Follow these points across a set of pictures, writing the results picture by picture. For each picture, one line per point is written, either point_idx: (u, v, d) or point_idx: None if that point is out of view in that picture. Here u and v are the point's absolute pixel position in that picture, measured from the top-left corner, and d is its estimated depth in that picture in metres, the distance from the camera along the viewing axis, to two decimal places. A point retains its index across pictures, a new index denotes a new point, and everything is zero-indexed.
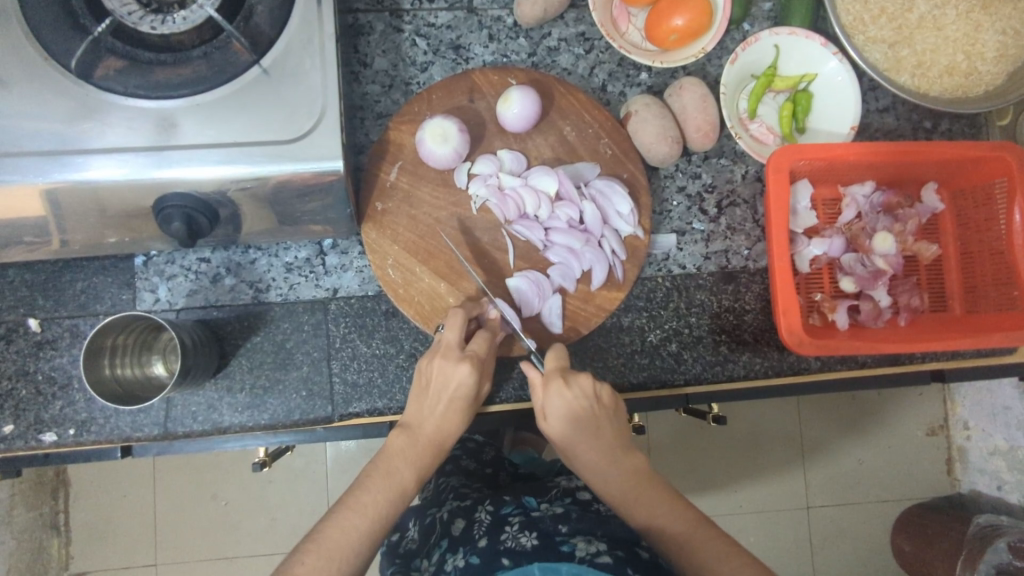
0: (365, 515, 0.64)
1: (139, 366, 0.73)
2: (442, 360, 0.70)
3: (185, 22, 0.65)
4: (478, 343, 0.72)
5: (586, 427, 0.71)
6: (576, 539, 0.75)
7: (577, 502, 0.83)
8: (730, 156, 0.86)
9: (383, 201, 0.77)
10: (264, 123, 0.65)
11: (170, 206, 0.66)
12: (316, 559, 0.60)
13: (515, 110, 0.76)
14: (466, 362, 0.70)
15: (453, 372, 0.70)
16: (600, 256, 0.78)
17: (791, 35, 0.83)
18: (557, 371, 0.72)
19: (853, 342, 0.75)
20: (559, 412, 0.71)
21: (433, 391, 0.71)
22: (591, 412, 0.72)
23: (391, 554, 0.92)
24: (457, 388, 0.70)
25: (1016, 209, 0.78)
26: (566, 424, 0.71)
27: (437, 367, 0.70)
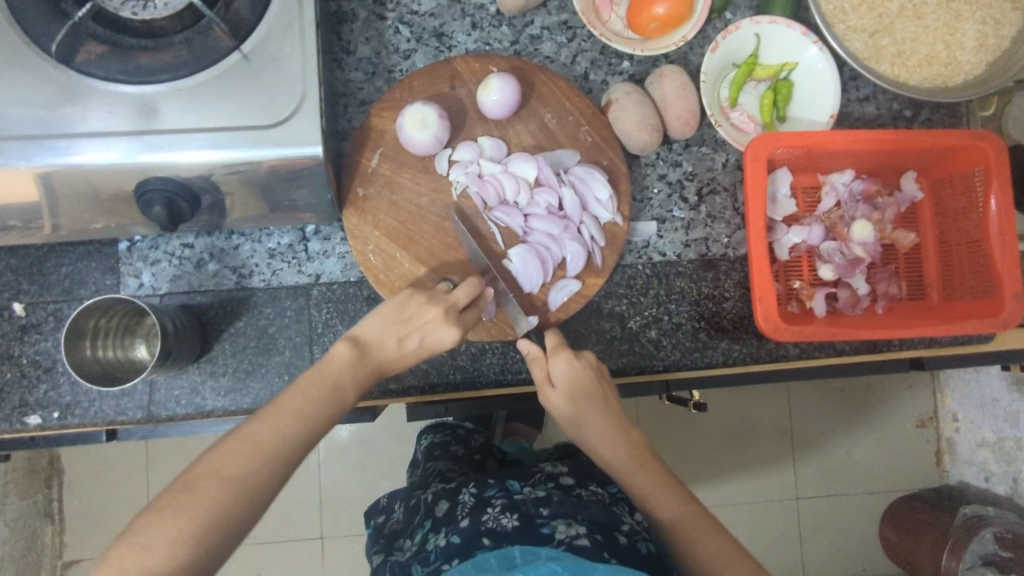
0: (305, 427, 0.62)
1: (122, 349, 0.74)
2: (442, 308, 0.71)
3: (166, 8, 0.66)
4: (473, 314, 0.74)
5: (594, 396, 0.72)
6: (557, 521, 0.76)
7: (559, 487, 0.84)
8: (711, 144, 0.86)
9: (364, 187, 0.78)
10: (243, 107, 0.65)
11: (152, 190, 0.67)
12: (250, 460, 0.57)
13: (496, 97, 0.76)
14: (456, 327, 0.71)
15: (440, 331, 0.71)
16: (579, 242, 0.79)
17: (771, 23, 0.83)
18: (561, 345, 0.73)
19: (830, 329, 0.76)
20: (568, 379, 0.72)
21: (412, 330, 0.71)
22: (596, 383, 0.73)
23: (375, 535, 0.93)
24: (435, 340, 0.71)
25: (993, 198, 0.78)
26: (572, 393, 0.72)
27: (434, 312, 0.71)
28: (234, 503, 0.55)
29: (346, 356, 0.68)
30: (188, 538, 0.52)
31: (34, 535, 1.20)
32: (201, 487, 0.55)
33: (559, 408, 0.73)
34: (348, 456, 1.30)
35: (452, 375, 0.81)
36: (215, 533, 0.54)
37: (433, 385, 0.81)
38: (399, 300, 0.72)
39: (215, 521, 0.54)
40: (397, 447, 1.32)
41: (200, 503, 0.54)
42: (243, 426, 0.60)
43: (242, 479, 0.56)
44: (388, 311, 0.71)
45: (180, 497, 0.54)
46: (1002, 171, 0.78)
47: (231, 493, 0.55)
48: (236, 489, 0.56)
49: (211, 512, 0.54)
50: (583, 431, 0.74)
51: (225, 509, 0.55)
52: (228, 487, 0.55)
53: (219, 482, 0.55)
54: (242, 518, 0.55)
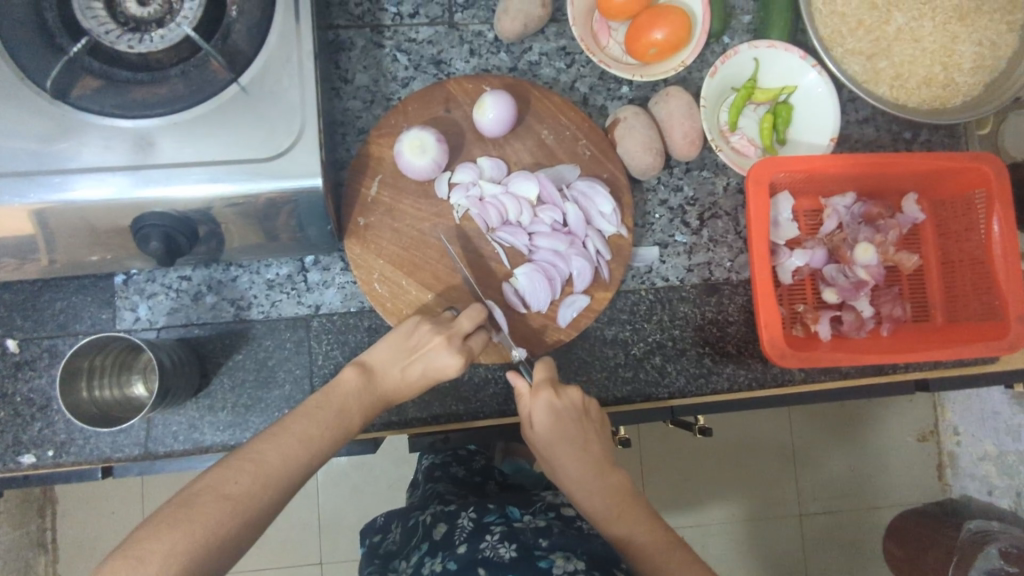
0: (306, 462, 0.60)
1: (118, 386, 0.72)
2: (445, 337, 0.70)
3: (162, 40, 0.66)
4: (477, 342, 0.72)
5: (570, 437, 0.73)
6: (556, 554, 0.74)
7: (560, 518, 0.82)
8: (712, 168, 0.86)
9: (365, 216, 0.77)
10: (240, 139, 0.64)
11: (148, 226, 0.66)
12: (253, 480, 0.56)
13: (495, 115, 0.76)
14: (458, 357, 0.70)
15: (442, 357, 0.70)
16: (585, 257, 0.78)
17: (770, 48, 0.83)
18: (546, 380, 0.73)
19: (836, 355, 0.75)
20: (545, 418, 0.72)
21: (414, 359, 0.70)
22: (578, 421, 0.73)
23: (371, 555, 0.90)
24: (436, 368, 0.70)
25: (996, 221, 0.78)
26: (552, 435, 0.72)
27: (438, 339, 0.70)
28: (235, 521, 0.53)
29: (354, 381, 0.68)
30: (180, 555, 0.50)
31: (26, 567, 1.17)
32: (200, 502, 0.53)
33: (541, 448, 0.74)
34: (348, 482, 1.28)
35: (456, 406, 0.80)
36: (209, 553, 0.51)
37: (436, 416, 0.79)
38: (407, 327, 0.72)
39: (213, 541, 0.52)
40: (398, 471, 1.30)
41: (199, 518, 0.52)
42: (249, 446, 0.59)
43: (244, 497, 0.55)
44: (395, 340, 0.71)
45: (177, 513, 0.52)
46: (1004, 193, 0.78)
47: (231, 510, 0.54)
48: (236, 507, 0.54)
49: (211, 530, 0.52)
50: (561, 470, 0.74)
51: (224, 525, 0.53)
52: (226, 504, 0.54)
53: (221, 498, 0.54)
54: (240, 539, 0.54)
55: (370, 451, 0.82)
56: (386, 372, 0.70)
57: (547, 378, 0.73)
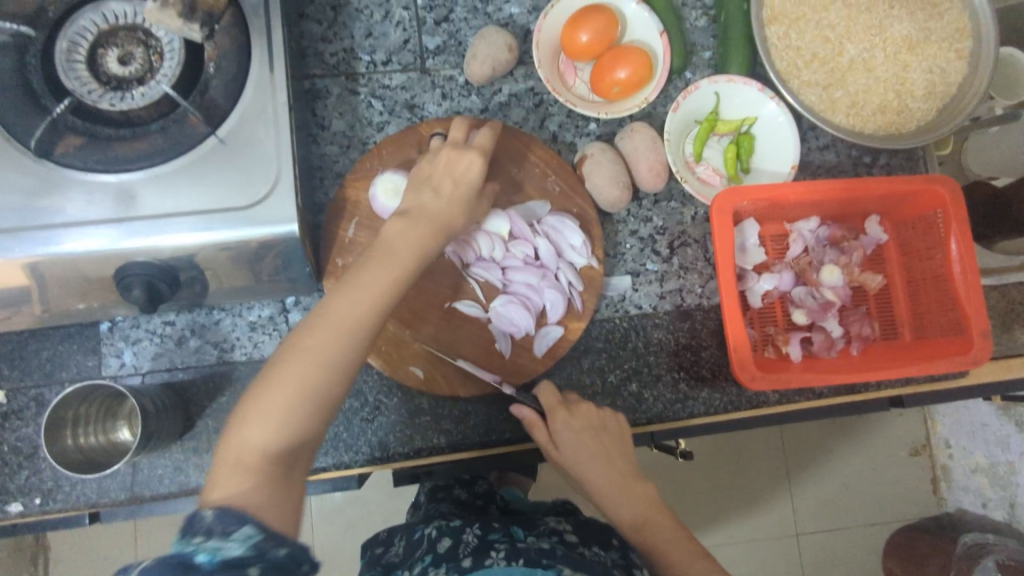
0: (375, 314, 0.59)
1: (103, 432, 0.73)
2: (450, 150, 0.72)
3: (143, 98, 0.70)
4: (484, 139, 0.74)
5: (590, 453, 0.75)
6: (561, 568, 0.76)
7: (563, 542, 0.83)
8: (679, 198, 0.89)
9: (343, 257, 0.79)
10: (219, 190, 0.67)
11: (130, 275, 0.68)
12: (326, 333, 0.57)
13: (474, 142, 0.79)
14: (475, 155, 0.71)
15: (462, 160, 0.71)
16: (558, 288, 0.81)
17: (728, 81, 0.87)
18: (556, 403, 0.77)
19: (806, 376, 0.77)
20: (566, 436, 0.75)
21: (434, 177, 0.70)
22: (598, 436, 0.76)
23: (371, 565, 0.90)
24: (466, 172, 0.70)
25: (954, 241, 0.81)
26: (574, 452, 0.75)
27: (445, 154, 0.71)
28: (323, 372, 0.56)
29: (397, 226, 0.65)
30: (285, 411, 0.54)
31: None
32: (286, 364, 0.55)
33: (564, 466, 0.77)
34: (342, 516, 1.29)
35: (436, 439, 0.81)
36: (305, 406, 0.55)
37: (418, 450, 0.80)
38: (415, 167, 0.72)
39: (303, 397, 0.55)
40: (392, 502, 1.30)
41: (287, 378, 0.55)
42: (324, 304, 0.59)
43: (322, 350, 0.56)
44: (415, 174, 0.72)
45: (273, 372, 0.55)
46: (959, 213, 0.81)
47: (316, 363, 0.56)
48: (320, 359, 0.56)
49: (300, 386, 0.55)
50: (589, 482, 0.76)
51: (310, 378, 0.55)
52: (309, 359, 0.56)
53: (300, 352, 0.56)
54: (333, 387, 0.56)
55: (354, 486, 0.81)
56: (423, 203, 0.68)
57: (557, 400, 0.77)
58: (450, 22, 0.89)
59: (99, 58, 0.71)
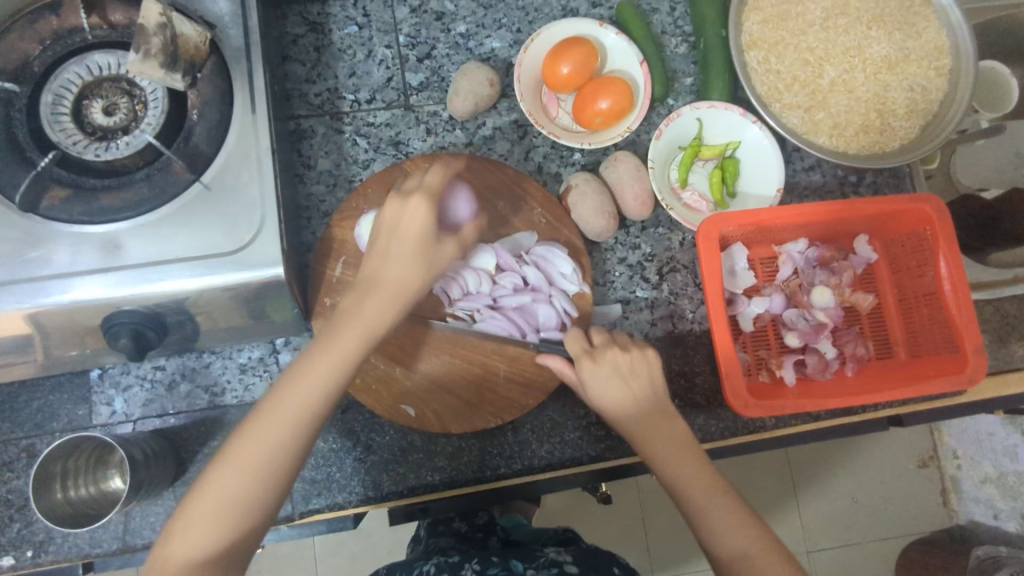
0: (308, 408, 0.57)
1: (93, 482, 0.73)
2: (394, 202, 0.66)
3: (127, 146, 0.71)
4: (433, 180, 0.67)
5: (627, 390, 0.69)
6: None
7: (564, 573, 0.83)
8: (667, 225, 0.89)
9: (331, 296, 0.79)
10: (203, 236, 0.67)
11: (118, 324, 0.68)
12: (263, 429, 0.56)
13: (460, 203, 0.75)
14: (422, 200, 0.65)
15: (408, 211, 0.65)
16: (551, 311, 0.80)
17: (710, 108, 0.88)
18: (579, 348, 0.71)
19: (799, 401, 0.77)
20: (598, 385, 0.69)
21: (387, 233, 0.65)
22: (629, 383, 0.69)
23: None
24: (414, 223, 0.64)
25: (943, 259, 0.81)
26: (609, 390, 0.69)
27: (390, 208, 0.65)
28: (244, 477, 0.55)
29: (350, 297, 0.63)
30: (213, 514, 0.54)
31: None
32: (215, 475, 0.55)
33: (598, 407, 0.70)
34: (343, 551, 1.27)
35: (431, 477, 0.80)
36: (232, 510, 0.54)
37: (411, 488, 0.80)
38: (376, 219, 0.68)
39: (231, 503, 0.54)
40: (394, 535, 1.29)
41: (218, 481, 0.54)
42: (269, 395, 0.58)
43: (255, 449, 0.55)
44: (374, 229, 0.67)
45: (207, 474, 0.55)
46: (946, 230, 0.81)
47: (244, 466, 0.55)
48: (246, 463, 0.55)
49: (226, 492, 0.54)
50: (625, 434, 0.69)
51: (237, 484, 0.54)
52: (239, 463, 0.55)
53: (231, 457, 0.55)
54: (263, 496, 0.55)
55: (350, 526, 0.82)
56: (374, 268, 0.64)
57: (583, 351, 0.71)
58: (432, 58, 0.90)
59: (85, 110, 0.73)
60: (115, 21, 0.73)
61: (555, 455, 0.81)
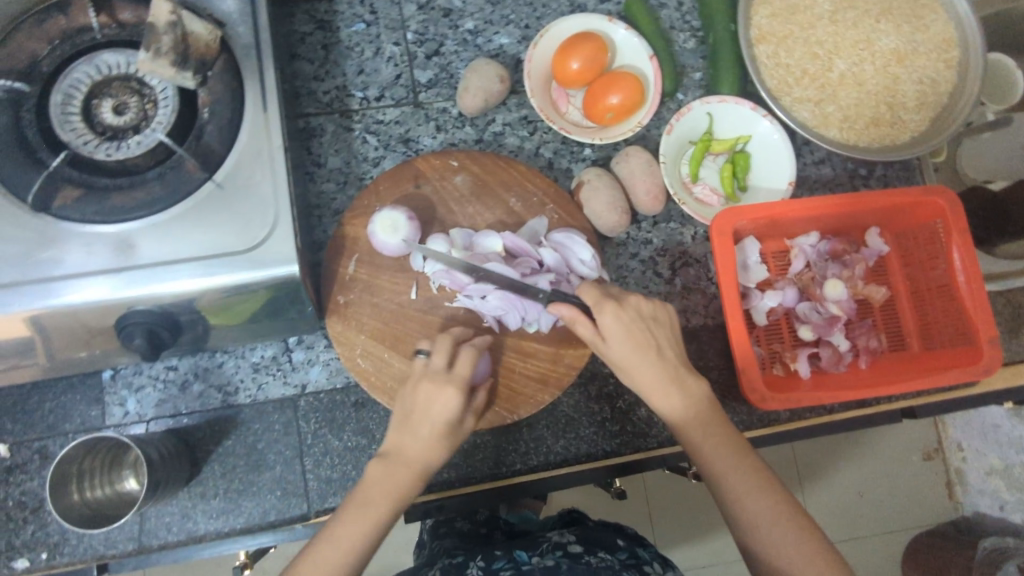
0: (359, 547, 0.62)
1: (109, 484, 0.72)
2: (429, 382, 0.67)
3: (139, 146, 0.71)
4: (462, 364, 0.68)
5: (645, 346, 0.68)
6: None
7: (568, 555, 0.83)
8: (678, 219, 0.89)
9: (344, 294, 0.79)
10: (217, 233, 0.67)
11: (132, 324, 0.67)
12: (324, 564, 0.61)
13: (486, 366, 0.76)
14: (454, 392, 0.66)
15: (440, 397, 0.66)
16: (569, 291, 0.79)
17: (721, 102, 0.87)
18: (598, 300, 0.69)
19: (815, 394, 0.77)
20: (618, 331, 0.67)
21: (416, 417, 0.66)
22: (649, 330, 0.68)
23: None
24: (440, 413, 0.66)
25: (956, 252, 0.81)
26: (627, 344, 0.67)
27: (424, 389, 0.67)
28: None
29: (376, 469, 0.65)
30: None
31: None
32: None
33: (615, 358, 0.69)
34: None
35: (447, 474, 0.80)
36: None
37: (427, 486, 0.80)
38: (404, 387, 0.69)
39: None
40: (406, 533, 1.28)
41: None
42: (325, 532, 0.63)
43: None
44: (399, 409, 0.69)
45: None
46: (959, 222, 0.81)
47: None
48: None
49: None
50: (638, 386, 0.69)
51: None
52: None
53: None
54: None
55: None
56: (401, 446, 0.66)
57: (602, 297, 0.69)
58: (441, 55, 0.90)
59: (94, 109, 0.72)
60: (125, 20, 0.73)
61: (571, 451, 0.81)
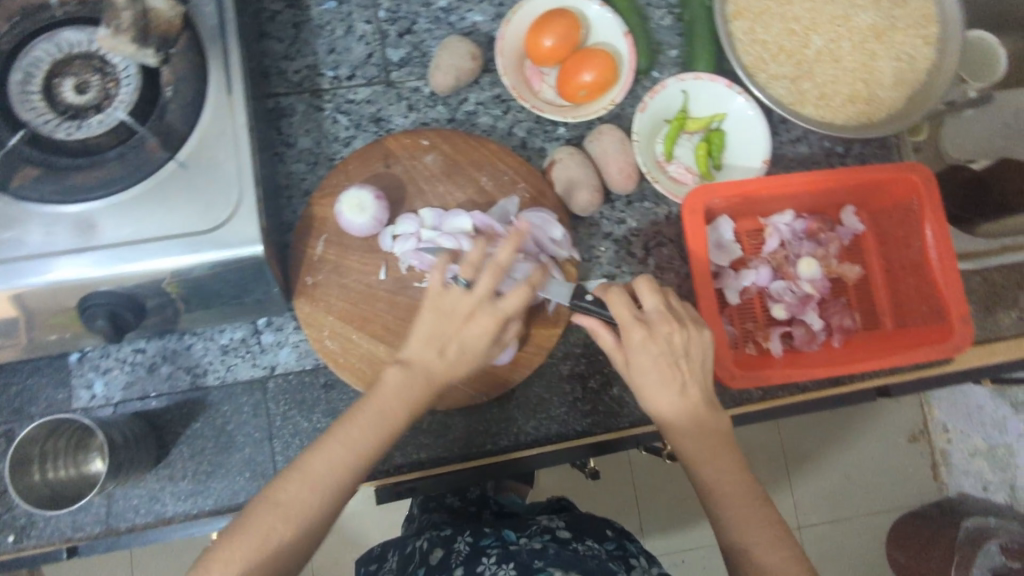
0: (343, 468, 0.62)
1: (74, 465, 0.72)
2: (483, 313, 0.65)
3: (100, 125, 0.70)
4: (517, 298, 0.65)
5: (668, 379, 0.67)
6: (554, 568, 0.74)
7: (556, 539, 0.83)
8: (652, 198, 0.88)
9: (312, 275, 0.79)
10: (177, 213, 0.66)
11: (94, 305, 0.67)
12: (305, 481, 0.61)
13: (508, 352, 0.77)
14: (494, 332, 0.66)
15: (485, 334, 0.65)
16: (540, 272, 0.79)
17: (696, 79, 0.86)
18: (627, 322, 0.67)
19: (786, 372, 0.77)
20: (641, 361, 0.67)
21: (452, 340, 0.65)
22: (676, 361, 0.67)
23: None
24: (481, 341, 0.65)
25: (929, 228, 0.81)
26: (648, 374, 0.67)
27: (477, 321, 0.65)
28: (286, 524, 0.59)
29: (393, 379, 0.65)
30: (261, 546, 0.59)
31: None
32: (255, 515, 0.59)
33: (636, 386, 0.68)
34: (336, 532, 1.27)
35: (418, 454, 0.80)
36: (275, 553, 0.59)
37: (398, 466, 0.80)
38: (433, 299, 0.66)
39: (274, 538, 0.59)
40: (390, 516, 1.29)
41: (267, 523, 0.59)
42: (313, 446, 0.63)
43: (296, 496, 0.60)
44: (429, 319, 0.66)
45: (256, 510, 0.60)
46: (933, 199, 0.80)
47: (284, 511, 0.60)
48: (286, 510, 0.60)
49: (269, 533, 0.59)
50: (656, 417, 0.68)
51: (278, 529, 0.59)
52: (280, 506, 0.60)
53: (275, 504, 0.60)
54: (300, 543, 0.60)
55: None
56: (426, 359, 0.65)
57: (633, 318, 0.67)
58: (413, 33, 0.89)
59: (54, 88, 0.70)
60: None
61: (542, 431, 0.81)
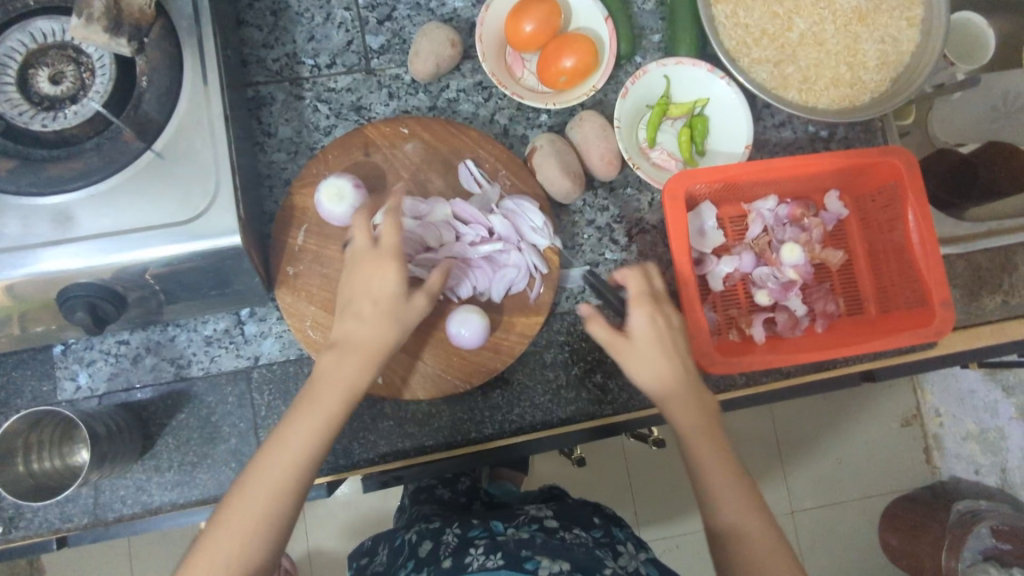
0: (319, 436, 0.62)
1: (59, 457, 0.73)
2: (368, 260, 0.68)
3: (75, 116, 0.69)
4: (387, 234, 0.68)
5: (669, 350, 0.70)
6: (541, 556, 0.75)
7: (543, 528, 0.83)
8: (635, 184, 0.88)
9: (293, 265, 0.79)
10: (155, 204, 0.66)
11: (74, 297, 0.67)
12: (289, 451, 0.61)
13: (457, 329, 0.76)
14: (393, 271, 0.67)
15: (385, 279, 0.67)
16: (521, 261, 0.80)
17: (677, 64, 0.86)
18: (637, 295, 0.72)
19: (767, 358, 0.77)
20: (646, 333, 0.70)
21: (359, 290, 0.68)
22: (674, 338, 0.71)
23: None
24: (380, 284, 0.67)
25: (911, 212, 0.80)
26: (652, 344, 0.70)
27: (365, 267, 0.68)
28: (277, 493, 0.60)
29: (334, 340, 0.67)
30: (260, 521, 0.59)
31: None
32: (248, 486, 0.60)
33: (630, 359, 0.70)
34: (330, 521, 1.27)
35: (402, 443, 0.80)
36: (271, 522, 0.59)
37: (383, 455, 0.80)
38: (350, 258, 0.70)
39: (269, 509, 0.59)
40: (382, 504, 1.30)
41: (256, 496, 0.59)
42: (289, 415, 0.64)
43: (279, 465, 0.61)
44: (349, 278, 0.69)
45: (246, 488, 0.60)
46: (915, 182, 0.79)
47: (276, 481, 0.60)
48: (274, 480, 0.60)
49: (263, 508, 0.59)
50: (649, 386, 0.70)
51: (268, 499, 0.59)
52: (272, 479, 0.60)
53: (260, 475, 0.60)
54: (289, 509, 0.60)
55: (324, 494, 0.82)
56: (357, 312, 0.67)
57: (645, 291, 0.72)
58: (393, 20, 0.88)
59: (31, 79, 0.70)
60: None
61: (526, 418, 0.82)
